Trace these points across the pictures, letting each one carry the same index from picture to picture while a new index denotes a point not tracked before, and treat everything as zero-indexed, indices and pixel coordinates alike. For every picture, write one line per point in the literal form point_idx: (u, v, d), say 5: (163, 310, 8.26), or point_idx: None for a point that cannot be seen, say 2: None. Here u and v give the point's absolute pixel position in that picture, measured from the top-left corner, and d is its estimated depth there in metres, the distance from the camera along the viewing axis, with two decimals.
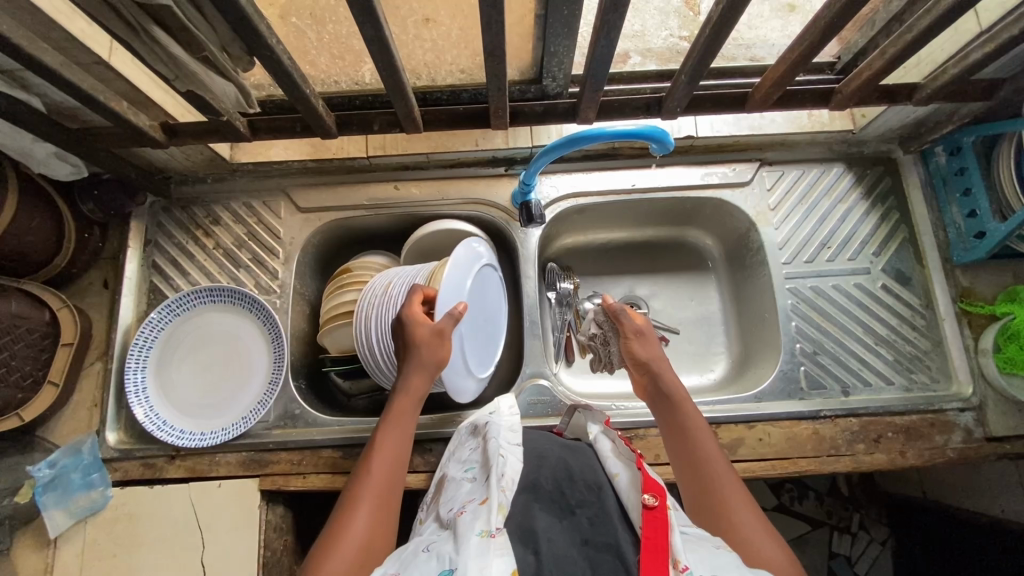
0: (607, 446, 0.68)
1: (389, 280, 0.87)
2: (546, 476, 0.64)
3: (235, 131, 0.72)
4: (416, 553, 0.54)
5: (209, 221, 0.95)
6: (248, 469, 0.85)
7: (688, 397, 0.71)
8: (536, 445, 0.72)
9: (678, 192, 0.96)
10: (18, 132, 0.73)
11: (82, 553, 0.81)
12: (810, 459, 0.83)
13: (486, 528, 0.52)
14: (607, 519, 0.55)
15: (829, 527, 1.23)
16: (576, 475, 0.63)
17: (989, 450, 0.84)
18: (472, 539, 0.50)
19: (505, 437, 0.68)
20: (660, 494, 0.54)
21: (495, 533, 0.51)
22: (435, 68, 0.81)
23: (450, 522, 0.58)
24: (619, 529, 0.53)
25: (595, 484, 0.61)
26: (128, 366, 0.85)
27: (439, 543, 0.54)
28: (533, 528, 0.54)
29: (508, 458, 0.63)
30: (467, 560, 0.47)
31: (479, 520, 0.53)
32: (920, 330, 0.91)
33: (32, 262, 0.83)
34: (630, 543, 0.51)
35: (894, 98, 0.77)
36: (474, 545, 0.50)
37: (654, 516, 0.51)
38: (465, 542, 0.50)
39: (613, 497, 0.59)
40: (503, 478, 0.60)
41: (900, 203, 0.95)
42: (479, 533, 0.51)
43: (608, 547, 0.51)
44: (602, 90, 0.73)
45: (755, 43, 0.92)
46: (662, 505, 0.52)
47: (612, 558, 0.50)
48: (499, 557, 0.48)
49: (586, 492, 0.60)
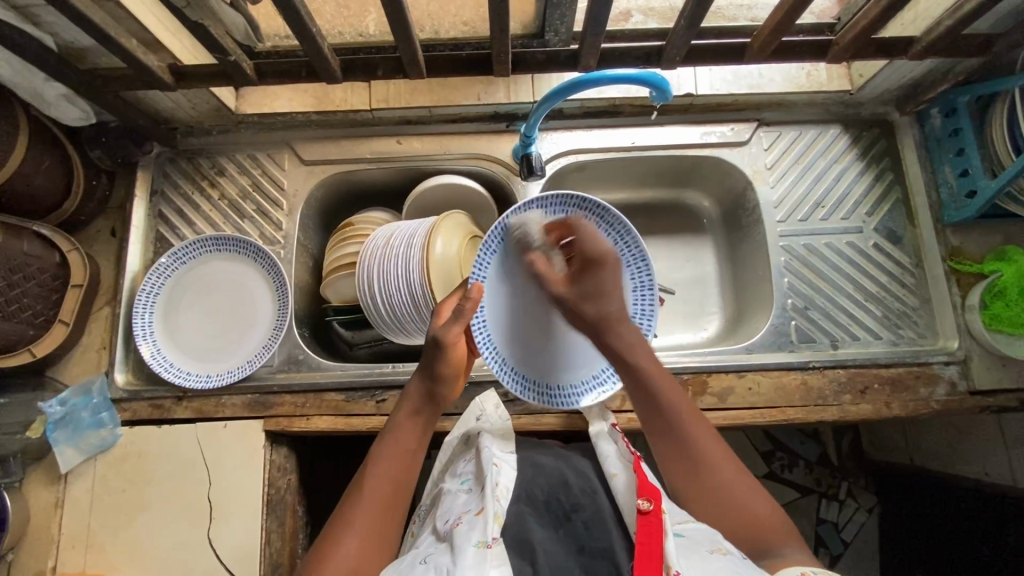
0: (610, 448, 0.73)
1: (391, 232, 0.89)
2: (539, 486, 0.68)
3: (242, 74, 0.74)
4: (414, 565, 0.57)
5: (215, 172, 0.97)
6: (253, 411, 0.87)
7: (646, 356, 0.72)
8: (526, 454, 0.75)
9: (675, 150, 0.97)
10: (29, 70, 0.74)
11: (92, 487, 0.84)
12: (799, 408, 0.86)
13: (482, 539, 0.57)
14: (602, 522, 0.61)
15: (818, 495, 1.25)
16: (570, 483, 0.68)
17: (971, 402, 0.87)
18: (468, 549, 0.55)
19: (496, 447, 0.73)
20: (654, 498, 0.58)
21: (490, 543, 0.56)
22: (439, 20, 0.84)
23: (446, 533, 0.61)
24: (613, 534, 0.60)
25: (590, 488, 0.67)
26: (136, 309, 0.89)
27: (435, 554, 0.58)
28: (529, 539, 0.59)
29: (502, 468, 0.68)
30: (465, 568, 0.53)
31: (476, 530, 0.58)
32: (909, 287, 0.93)
33: (42, 205, 0.85)
34: (623, 548, 0.58)
35: (891, 52, 0.78)
36: (471, 555, 0.55)
37: (649, 521, 0.54)
38: (462, 552, 0.55)
39: (607, 500, 0.65)
40: (497, 488, 0.65)
41: (894, 164, 0.97)
42: (475, 543, 0.56)
43: (602, 554, 0.57)
44: (603, 35, 0.73)
45: (756, 4, 0.93)
46: (656, 509, 0.56)
47: (607, 564, 0.56)
48: (496, 568, 0.53)
49: (580, 497, 0.66)
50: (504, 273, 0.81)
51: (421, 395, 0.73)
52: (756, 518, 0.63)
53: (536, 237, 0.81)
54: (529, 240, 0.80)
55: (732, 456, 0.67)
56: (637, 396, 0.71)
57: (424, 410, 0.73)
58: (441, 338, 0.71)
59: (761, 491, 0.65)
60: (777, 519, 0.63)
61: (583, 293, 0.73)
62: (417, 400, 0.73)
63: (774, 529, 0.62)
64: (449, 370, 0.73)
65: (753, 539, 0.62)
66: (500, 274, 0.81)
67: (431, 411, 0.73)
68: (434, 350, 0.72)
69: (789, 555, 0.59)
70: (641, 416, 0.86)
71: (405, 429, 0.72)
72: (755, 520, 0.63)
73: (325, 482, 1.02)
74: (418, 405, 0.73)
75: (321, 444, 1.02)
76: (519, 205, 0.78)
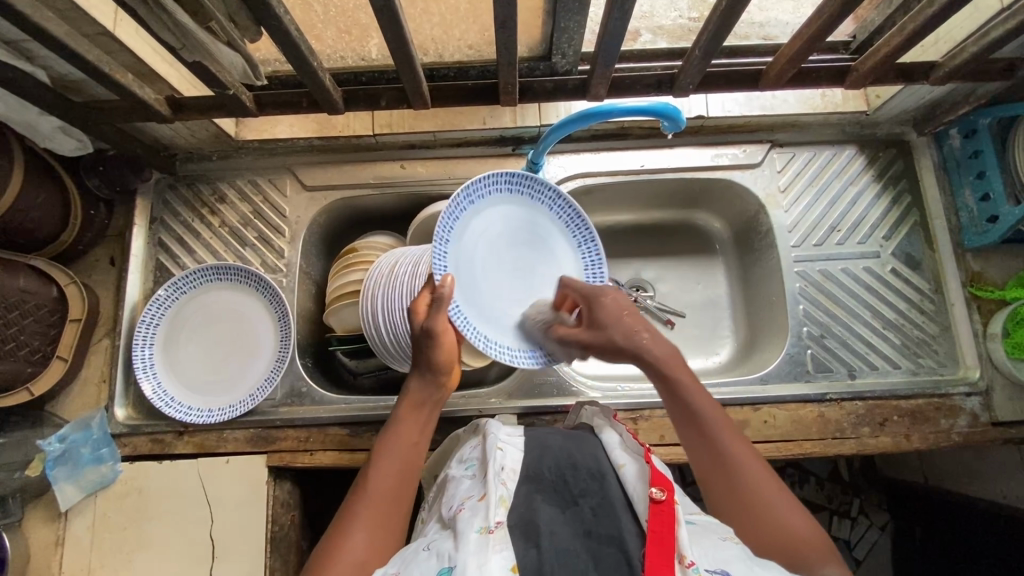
0: (615, 439, 0.63)
1: (395, 260, 0.86)
2: (547, 465, 0.59)
3: (242, 106, 0.72)
4: (417, 552, 0.51)
5: (215, 199, 0.95)
6: (256, 446, 0.85)
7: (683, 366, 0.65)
8: (536, 434, 0.66)
9: (687, 173, 0.95)
10: (23, 104, 0.72)
11: (92, 525, 0.83)
12: (816, 441, 0.84)
13: (483, 524, 0.50)
14: (611, 509, 0.52)
15: (829, 512, 1.19)
16: (579, 463, 0.59)
17: (994, 434, 0.84)
18: (471, 535, 0.49)
19: (504, 431, 0.67)
20: (668, 487, 0.51)
21: (494, 528, 0.50)
22: (444, 43, 0.78)
23: (450, 520, 0.55)
24: (622, 520, 0.50)
25: (598, 472, 0.57)
26: (136, 343, 0.87)
27: (439, 540, 0.51)
28: (535, 520, 0.50)
29: (507, 451, 0.62)
30: (467, 556, 0.46)
31: (478, 515, 0.52)
32: (928, 315, 0.90)
33: (38, 238, 0.83)
34: (634, 535, 0.49)
35: (911, 77, 0.76)
36: (473, 542, 0.48)
37: (661, 510, 0.48)
38: (463, 539, 0.49)
39: (617, 486, 0.55)
40: (504, 471, 0.59)
41: (912, 186, 0.94)
42: (478, 529, 0.50)
43: (611, 540, 0.49)
44: (614, 66, 0.71)
45: (768, 21, 0.87)
46: (670, 499, 0.49)
47: (616, 551, 0.47)
48: (498, 554, 0.47)
49: (590, 481, 0.56)
50: (465, 255, 0.70)
51: (420, 390, 0.69)
52: (797, 537, 0.55)
53: (486, 219, 0.72)
54: (473, 226, 0.71)
55: (768, 470, 0.61)
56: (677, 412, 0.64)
57: (427, 404, 0.69)
58: (430, 328, 0.65)
59: (804, 511, 0.57)
60: (819, 540, 0.55)
61: (601, 326, 0.65)
62: (417, 395, 0.69)
63: (816, 550, 0.54)
64: (442, 358, 0.68)
65: (791, 555, 0.54)
66: (460, 262, 0.70)
67: (431, 406, 0.70)
68: (424, 339, 0.66)
69: (832, 575, 0.51)
70: (653, 451, 0.84)
71: (408, 422, 0.68)
72: (793, 537, 0.55)
73: (326, 511, 1.00)
74: (422, 397, 0.69)
75: (324, 474, 1.00)
76: (476, 179, 0.69)
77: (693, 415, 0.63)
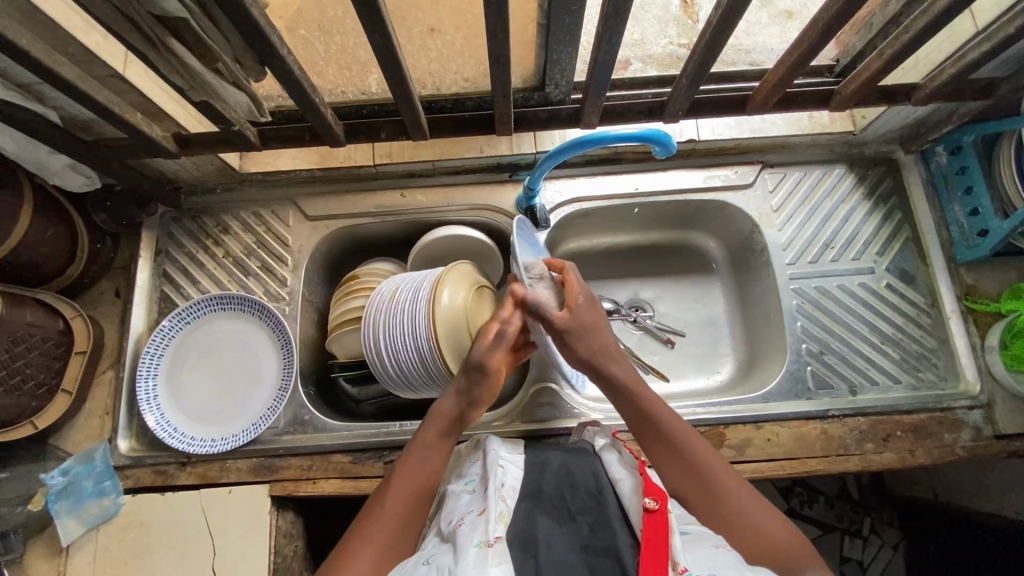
0: (614, 455, 0.63)
1: (396, 285, 0.87)
2: (547, 482, 0.59)
3: (246, 140, 0.75)
4: (416, 566, 0.51)
5: (219, 230, 0.97)
6: (259, 475, 0.85)
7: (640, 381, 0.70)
8: (537, 451, 0.66)
9: (681, 195, 0.97)
10: (35, 144, 0.75)
11: (93, 560, 0.82)
12: (819, 459, 0.83)
13: (483, 538, 0.50)
14: (607, 522, 0.52)
15: (840, 531, 1.15)
16: (579, 480, 0.59)
17: (998, 447, 0.84)
18: (470, 550, 0.49)
19: (505, 448, 0.66)
20: (660, 497, 0.51)
21: (493, 541, 0.50)
22: (440, 76, 0.81)
23: (450, 534, 0.54)
24: (618, 533, 0.51)
25: (597, 489, 0.57)
26: (140, 375, 0.87)
27: (438, 554, 0.51)
28: (532, 534, 0.51)
29: (508, 468, 0.62)
30: (465, 570, 0.46)
31: (478, 529, 0.52)
32: (926, 328, 0.91)
33: (45, 273, 0.85)
34: (629, 546, 0.50)
35: (893, 98, 0.78)
36: (472, 555, 0.48)
37: (654, 520, 0.48)
38: (463, 554, 0.49)
39: (614, 501, 0.55)
40: (504, 487, 0.58)
41: (902, 203, 0.96)
42: (477, 543, 0.50)
43: (606, 553, 0.49)
44: (605, 95, 0.74)
45: (754, 48, 0.91)
46: (663, 508, 0.50)
47: (611, 563, 0.48)
48: (497, 567, 0.47)
49: (588, 498, 0.56)
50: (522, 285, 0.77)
51: (450, 412, 0.69)
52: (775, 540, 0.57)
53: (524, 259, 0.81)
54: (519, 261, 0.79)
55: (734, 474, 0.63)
56: (646, 430, 0.67)
57: (452, 429, 0.69)
58: (485, 363, 0.68)
59: (778, 515, 0.60)
60: (798, 540, 0.57)
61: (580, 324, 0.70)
62: (447, 419, 0.69)
63: (799, 554, 0.56)
64: (483, 395, 0.69)
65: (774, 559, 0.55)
66: None
67: (458, 430, 0.69)
68: (474, 373, 0.68)
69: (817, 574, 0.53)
70: None
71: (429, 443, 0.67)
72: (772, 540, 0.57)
73: (326, 542, 0.99)
74: (449, 419, 0.69)
75: (328, 504, 0.99)
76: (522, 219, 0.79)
77: (660, 424, 0.66)
